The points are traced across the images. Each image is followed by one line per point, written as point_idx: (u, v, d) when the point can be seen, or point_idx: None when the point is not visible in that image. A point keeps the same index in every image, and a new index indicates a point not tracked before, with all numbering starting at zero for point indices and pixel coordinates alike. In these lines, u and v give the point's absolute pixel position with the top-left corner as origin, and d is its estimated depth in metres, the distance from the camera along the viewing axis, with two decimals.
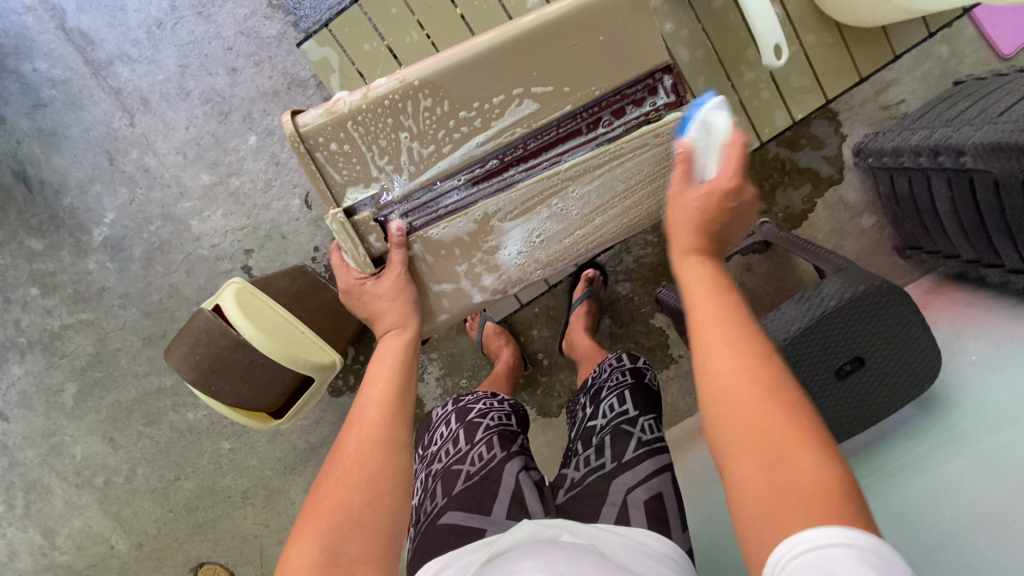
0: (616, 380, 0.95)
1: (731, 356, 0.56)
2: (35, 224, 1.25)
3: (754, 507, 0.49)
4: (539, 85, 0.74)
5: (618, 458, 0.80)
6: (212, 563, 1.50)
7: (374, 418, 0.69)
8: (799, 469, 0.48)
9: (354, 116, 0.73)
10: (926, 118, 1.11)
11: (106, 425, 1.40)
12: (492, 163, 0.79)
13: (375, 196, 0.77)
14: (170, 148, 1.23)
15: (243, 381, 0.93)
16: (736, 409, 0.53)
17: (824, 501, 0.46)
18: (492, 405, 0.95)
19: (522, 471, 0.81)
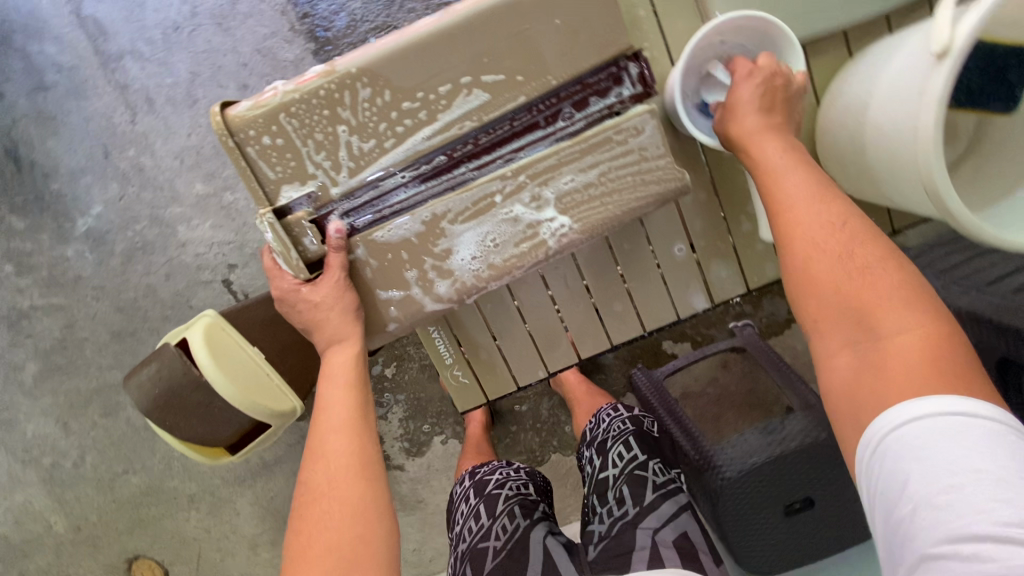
0: (616, 429, 1.03)
1: (819, 257, 0.61)
2: (20, 203, 1.23)
3: (848, 392, 0.56)
4: (491, 72, 0.63)
5: (638, 504, 0.87)
6: (144, 558, 1.52)
7: (345, 452, 0.67)
8: (895, 329, 0.55)
9: (287, 108, 0.62)
10: (919, 260, 1.10)
11: (62, 409, 1.39)
12: (440, 159, 0.67)
13: (313, 195, 0.66)
14: (168, 153, 1.21)
15: (199, 420, 0.92)
16: (829, 284, 0.60)
17: (924, 365, 0.52)
18: (509, 474, 1.05)
19: (547, 536, 0.89)
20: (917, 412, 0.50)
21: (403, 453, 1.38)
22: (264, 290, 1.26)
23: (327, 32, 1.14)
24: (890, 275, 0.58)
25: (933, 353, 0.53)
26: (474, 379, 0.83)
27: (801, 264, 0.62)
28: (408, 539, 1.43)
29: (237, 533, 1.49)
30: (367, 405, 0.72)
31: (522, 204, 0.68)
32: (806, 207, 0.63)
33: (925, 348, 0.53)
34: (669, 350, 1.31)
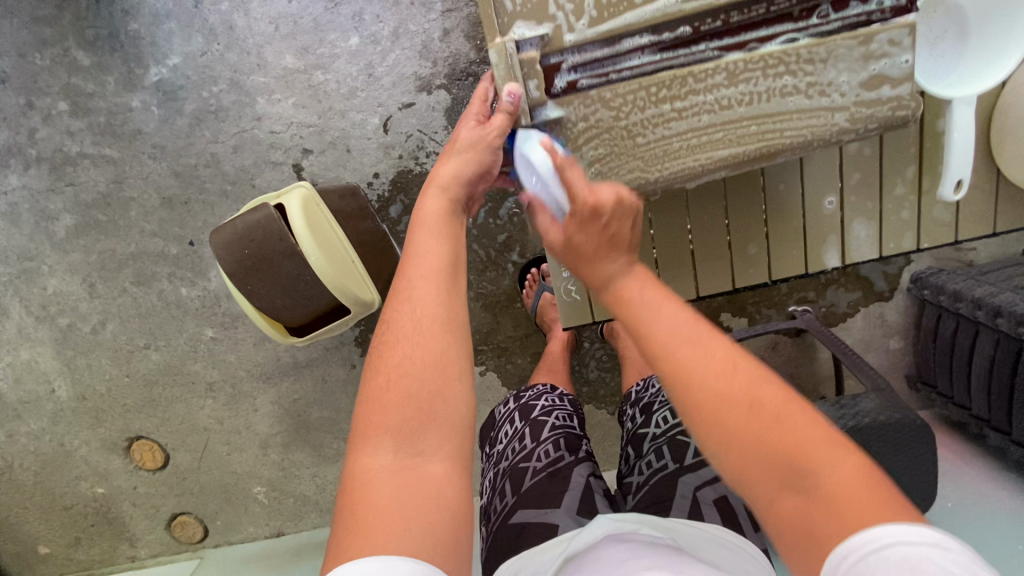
0: (665, 394, 0.97)
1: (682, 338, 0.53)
2: (90, 38, 1.14)
3: (797, 532, 0.46)
4: None
5: (679, 461, 0.83)
6: (147, 439, 1.47)
7: (428, 308, 0.61)
8: (819, 473, 0.46)
9: None
10: (994, 275, 1.13)
11: (91, 270, 1.31)
12: (684, 31, 0.61)
13: (546, 39, 0.61)
14: (264, 15, 1.13)
15: (283, 291, 0.88)
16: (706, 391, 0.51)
17: (864, 497, 0.44)
18: (555, 403, 1.01)
19: (590, 476, 0.86)
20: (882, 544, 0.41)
21: None
22: (336, 182, 1.21)
23: None
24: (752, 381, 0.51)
25: (863, 480, 0.46)
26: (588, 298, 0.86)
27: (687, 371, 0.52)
28: None
29: (250, 430, 1.45)
30: (457, 262, 0.66)
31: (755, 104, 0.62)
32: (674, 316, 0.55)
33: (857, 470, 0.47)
34: (725, 323, 1.32)
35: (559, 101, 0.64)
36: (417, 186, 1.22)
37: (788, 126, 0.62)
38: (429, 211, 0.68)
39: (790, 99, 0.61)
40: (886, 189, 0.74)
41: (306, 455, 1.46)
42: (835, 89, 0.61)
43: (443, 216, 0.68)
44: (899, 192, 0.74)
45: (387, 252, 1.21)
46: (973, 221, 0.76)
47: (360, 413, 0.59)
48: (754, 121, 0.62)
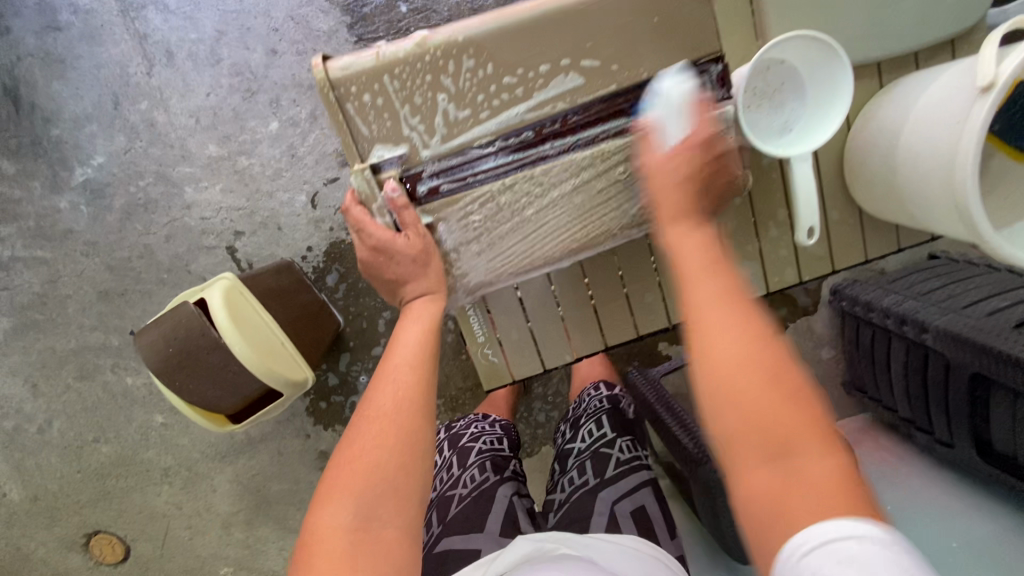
0: (592, 406, 1.06)
1: (722, 310, 0.56)
2: (13, 146, 1.17)
3: (766, 517, 0.49)
4: (590, 57, 0.64)
5: (600, 476, 0.89)
6: (106, 533, 1.44)
7: (408, 387, 0.62)
8: (806, 462, 0.48)
9: (391, 69, 0.63)
10: (901, 283, 1.21)
11: (33, 370, 1.31)
12: (528, 134, 0.67)
13: (404, 157, 0.66)
14: (183, 110, 1.17)
15: (211, 382, 0.90)
16: (740, 389, 0.52)
17: (835, 489, 0.47)
18: (485, 430, 1.05)
19: (514, 495, 0.88)
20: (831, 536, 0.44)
21: None
22: (270, 260, 1.24)
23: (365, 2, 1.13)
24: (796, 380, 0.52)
25: (845, 477, 0.48)
26: (503, 360, 0.86)
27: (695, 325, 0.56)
28: None
29: (211, 510, 1.43)
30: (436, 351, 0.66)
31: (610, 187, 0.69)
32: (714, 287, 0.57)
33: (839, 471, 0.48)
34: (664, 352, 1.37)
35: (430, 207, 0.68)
36: (351, 255, 1.26)
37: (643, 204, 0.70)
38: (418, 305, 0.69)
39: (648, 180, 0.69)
40: (761, 232, 0.81)
41: (270, 529, 1.45)
42: None
43: (427, 309, 0.68)
44: (775, 234, 0.81)
45: (327, 322, 1.24)
46: (846, 251, 0.81)
47: (330, 473, 0.59)
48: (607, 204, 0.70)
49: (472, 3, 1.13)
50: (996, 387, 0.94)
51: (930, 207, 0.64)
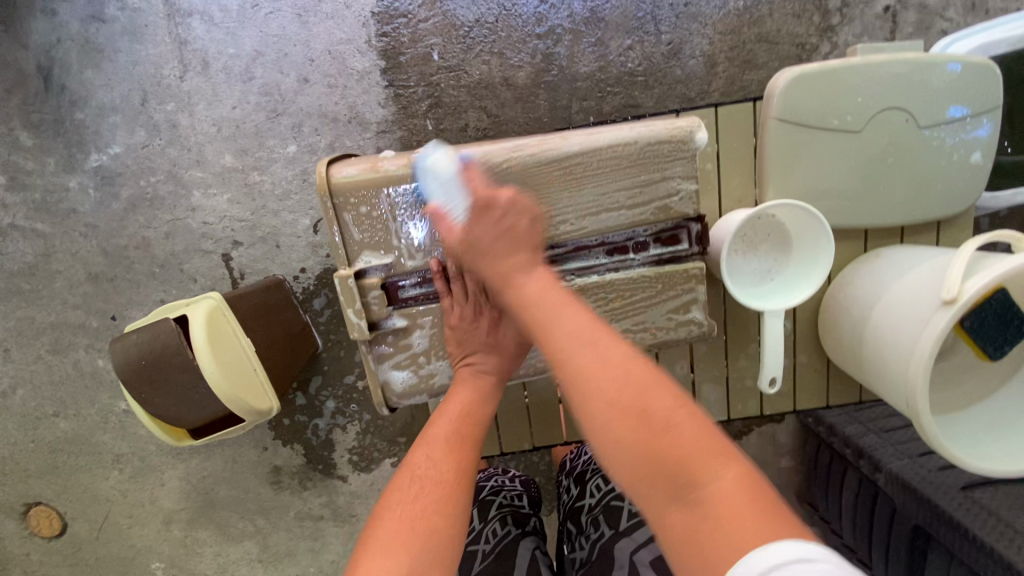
0: (596, 461, 0.98)
1: (585, 351, 0.61)
2: (35, 122, 1.19)
3: (682, 547, 0.52)
4: (575, 199, 0.72)
5: (614, 527, 0.83)
6: (45, 506, 1.43)
7: (451, 457, 0.67)
8: (712, 492, 0.52)
9: (388, 182, 0.71)
10: (867, 412, 1.22)
11: (7, 335, 1.31)
12: None
13: (388, 264, 0.74)
14: (207, 118, 1.20)
15: (178, 400, 0.91)
16: (634, 420, 0.56)
17: (751, 521, 0.49)
18: (504, 484, 1.04)
19: (535, 549, 0.88)
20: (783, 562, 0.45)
21: (349, 465, 1.39)
22: (263, 274, 1.26)
23: (402, 51, 1.17)
24: (691, 426, 0.56)
25: (761, 502, 0.51)
26: None
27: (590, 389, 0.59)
28: (330, 550, 1.44)
29: (155, 504, 1.43)
30: (483, 420, 0.73)
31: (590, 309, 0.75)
32: (576, 314, 0.64)
33: (741, 482, 0.53)
34: None
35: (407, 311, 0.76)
36: None
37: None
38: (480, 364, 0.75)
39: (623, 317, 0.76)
40: (730, 359, 0.83)
41: (210, 533, 1.45)
42: (648, 314, 0.76)
43: (482, 383, 0.74)
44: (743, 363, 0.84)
45: (305, 345, 1.25)
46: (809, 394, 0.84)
47: (375, 528, 0.60)
48: None
49: (503, 71, 1.17)
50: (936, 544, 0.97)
51: (888, 387, 0.66)
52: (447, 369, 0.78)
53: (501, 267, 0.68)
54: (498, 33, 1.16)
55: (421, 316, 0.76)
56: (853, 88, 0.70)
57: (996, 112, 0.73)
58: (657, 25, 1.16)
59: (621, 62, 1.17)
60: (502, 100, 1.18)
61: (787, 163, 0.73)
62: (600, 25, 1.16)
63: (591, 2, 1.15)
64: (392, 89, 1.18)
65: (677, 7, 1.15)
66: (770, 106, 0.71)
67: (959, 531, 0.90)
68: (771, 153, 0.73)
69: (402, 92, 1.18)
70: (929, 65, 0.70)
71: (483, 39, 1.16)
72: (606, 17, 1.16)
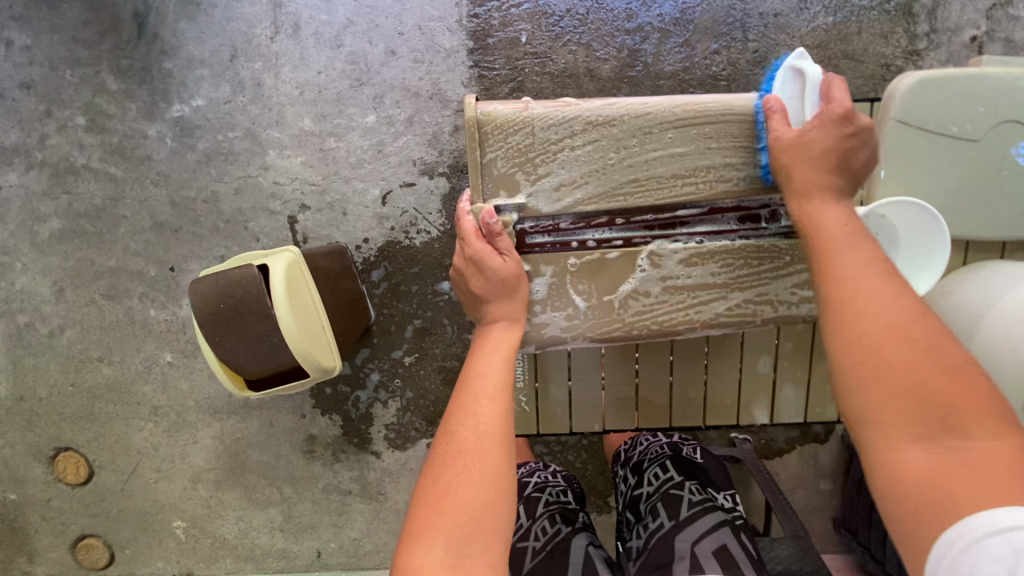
0: (653, 448, 0.94)
1: (870, 282, 0.64)
2: (124, 67, 1.21)
3: (912, 507, 0.55)
4: (712, 161, 0.72)
5: (674, 518, 0.79)
6: (75, 452, 1.42)
7: (490, 422, 0.65)
8: (974, 444, 0.55)
9: (534, 124, 0.70)
10: None
11: (64, 275, 1.32)
12: (659, 215, 0.74)
13: (520, 206, 0.73)
14: (292, 80, 1.21)
15: (249, 345, 0.91)
16: (897, 376, 0.59)
17: (997, 471, 0.53)
18: (548, 479, 1.01)
19: (589, 546, 0.84)
20: (1003, 524, 0.49)
21: (385, 441, 1.38)
22: (327, 240, 1.26)
23: (491, 33, 1.19)
24: (938, 368, 0.58)
25: (1008, 453, 0.54)
26: (534, 409, 0.86)
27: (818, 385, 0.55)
28: (354, 526, 1.42)
29: (185, 461, 1.42)
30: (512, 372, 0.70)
31: (715, 270, 0.74)
32: (859, 259, 0.65)
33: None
34: None
35: (531, 256, 0.74)
36: (403, 257, 1.28)
37: (725, 305, 0.75)
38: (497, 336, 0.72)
39: (743, 280, 0.74)
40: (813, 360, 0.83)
41: (235, 496, 1.43)
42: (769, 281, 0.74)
43: (508, 340, 0.72)
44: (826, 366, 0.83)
45: (360, 314, 1.25)
46: None
47: (417, 512, 0.62)
48: (714, 292, 0.74)
49: (589, 63, 1.18)
50: None
51: None
52: (560, 321, 0.76)
53: (816, 202, 0.69)
54: (587, 25, 1.18)
55: (545, 265, 0.74)
56: (976, 96, 0.71)
57: None
58: (745, 33, 1.17)
59: (706, 65, 1.18)
60: (584, 91, 1.19)
61: (904, 159, 0.73)
62: (689, 27, 1.17)
63: (682, 4, 1.17)
64: (477, 69, 1.20)
65: (767, 17, 1.17)
66: (890, 107, 0.72)
67: None
68: (888, 153, 0.73)
69: (486, 74, 1.20)
70: None
71: (573, 30, 1.18)
72: (695, 20, 1.17)
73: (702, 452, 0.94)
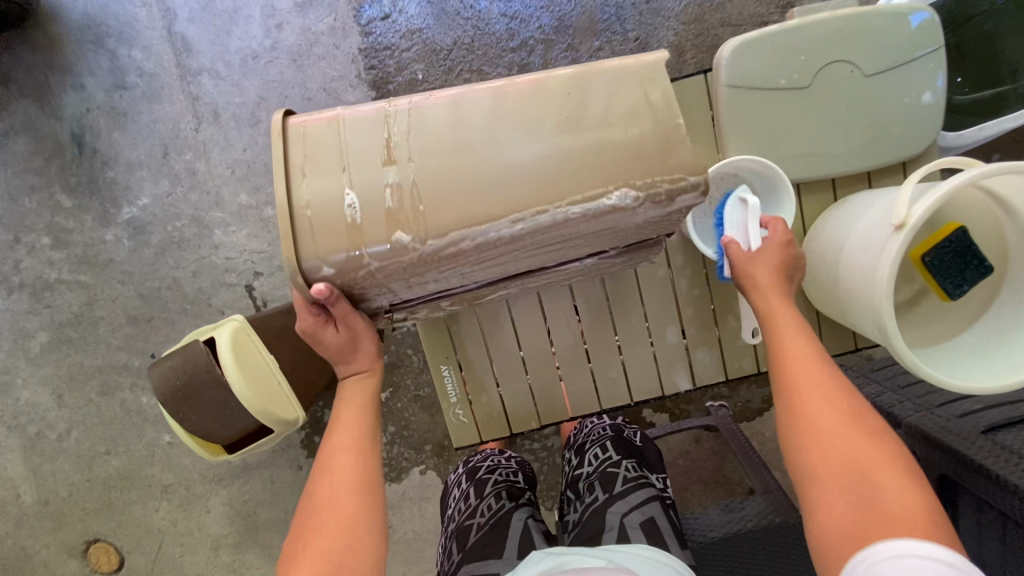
0: (597, 432, 1.13)
1: (802, 370, 0.66)
2: (73, 184, 1.32)
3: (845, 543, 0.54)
4: None
5: (608, 492, 0.97)
6: (104, 542, 1.52)
7: (346, 477, 0.68)
8: (887, 491, 0.55)
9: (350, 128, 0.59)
10: (884, 372, 1.22)
11: (60, 382, 1.43)
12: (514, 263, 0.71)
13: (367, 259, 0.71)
14: (222, 162, 1.31)
15: (210, 413, 0.98)
16: (827, 432, 0.61)
17: (911, 516, 0.52)
18: (501, 463, 1.14)
19: (528, 519, 0.97)
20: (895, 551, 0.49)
21: None
22: (283, 300, 1.35)
23: (390, 79, 1.27)
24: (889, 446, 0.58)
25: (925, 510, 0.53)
26: (472, 419, 0.91)
27: (797, 400, 0.64)
28: None
29: (202, 530, 1.51)
30: (373, 427, 0.73)
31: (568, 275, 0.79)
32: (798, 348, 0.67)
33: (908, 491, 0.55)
34: (648, 419, 1.37)
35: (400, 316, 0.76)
36: None
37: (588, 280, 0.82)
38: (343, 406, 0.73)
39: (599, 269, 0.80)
40: (720, 320, 0.86)
41: (256, 555, 1.51)
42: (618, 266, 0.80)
43: (357, 401, 0.73)
44: (733, 323, 0.86)
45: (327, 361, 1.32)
46: None
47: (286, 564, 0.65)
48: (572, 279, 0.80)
49: (484, 86, 1.26)
50: (964, 491, 0.95)
51: (864, 323, 0.68)
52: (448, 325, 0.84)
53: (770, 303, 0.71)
54: (475, 52, 1.25)
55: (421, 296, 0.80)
56: (795, 47, 0.75)
57: (940, 51, 0.76)
58: (623, 24, 1.23)
59: (593, 63, 1.24)
60: None
61: (743, 119, 0.77)
62: (569, 32, 1.24)
63: (558, 13, 1.23)
64: None
65: (640, 5, 1.22)
66: (720, 75, 0.76)
67: (984, 474, 0.88)
68: (728, 117, 0.77)
69: None
70: (865, 16, 0.74)
71: (462, 60, 1.25)
72: (573, 24, 1.24)
73: (641, 436, 1.13)
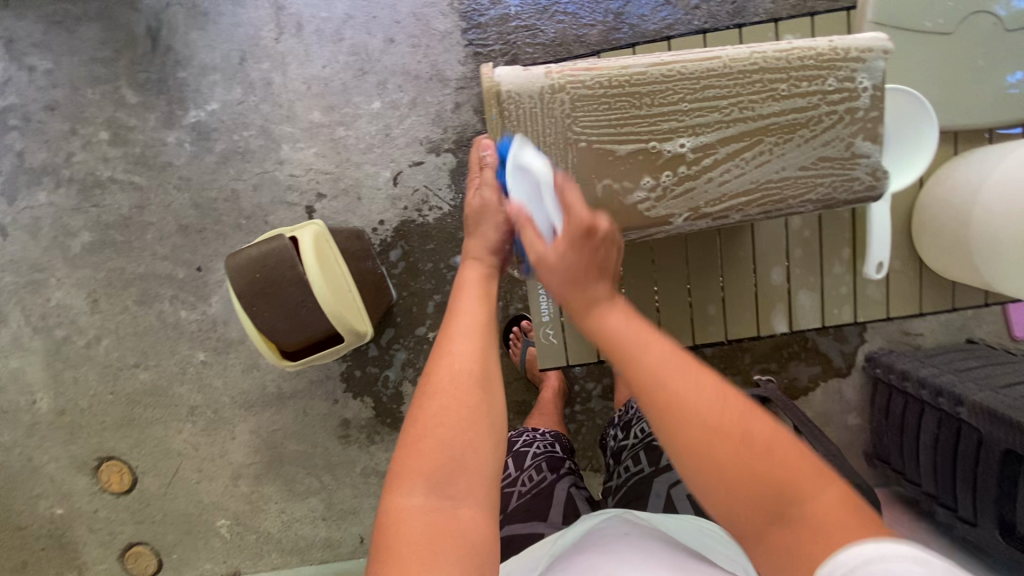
0: (643, 408, 1.08)
1: (682, 379, 0.56)
2: (141, 80, 1.29)
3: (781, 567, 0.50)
4: (754, 114, 0.69)
5: (654, 465, 0.93)
6: (117, 460, 1.46)
7: (465, 362, 0.64)
8: (813, 510, 0.50)
9: (559, 86, 0.68)
10: (937, 358, 1.24)
11: (97, 285, 1.37)
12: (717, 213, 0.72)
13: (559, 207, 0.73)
14: (299, 76, 1.28)
15: (284, 313, 0.95)
16: (710, 446, 0.54)
17: (846, 524, 0.48)
18: (535, 436, 1.08)
19: (571, 488, 0.92)
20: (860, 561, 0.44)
21: None
22: (343, 226, 1.32)
23: (481, 11, 1.25)
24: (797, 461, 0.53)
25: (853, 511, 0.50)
26: (563, 342, 0.92)
27: (661, 410, 0.56)
28: None
29: (224, 457, 1.45)
30: (491, 315, 0.69)
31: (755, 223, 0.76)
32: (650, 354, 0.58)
33: (841, 499, 0.51)
34: None
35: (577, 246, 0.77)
36: (418, 235, 1.33)
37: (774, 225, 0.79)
38: (462, 301, 0.69)
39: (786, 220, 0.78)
40: (824, 266, 0.87)
41: (276, 489, 1.46)
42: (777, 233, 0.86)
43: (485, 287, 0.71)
44: (838, 271, 0.87)
45: (384, 290, 1.29)
46: (901, 299, 0.87)
47: (394, 460, 0.60)
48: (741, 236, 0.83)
49: (577, 30, 1.25)
50: None
51: (1001, 262, 0.71)
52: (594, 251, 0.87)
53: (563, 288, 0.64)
54: None
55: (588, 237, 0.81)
56: None
57: None
58: None
59: (689, 21, 1.24)
60: (576, 57, 1.26)
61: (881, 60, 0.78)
62: None
63: None
64: (473, 48, 1.27)
65: None
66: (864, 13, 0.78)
67: None
68: None
69: (481, 51, 1.26)
70: None
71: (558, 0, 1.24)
72: None
73: None
